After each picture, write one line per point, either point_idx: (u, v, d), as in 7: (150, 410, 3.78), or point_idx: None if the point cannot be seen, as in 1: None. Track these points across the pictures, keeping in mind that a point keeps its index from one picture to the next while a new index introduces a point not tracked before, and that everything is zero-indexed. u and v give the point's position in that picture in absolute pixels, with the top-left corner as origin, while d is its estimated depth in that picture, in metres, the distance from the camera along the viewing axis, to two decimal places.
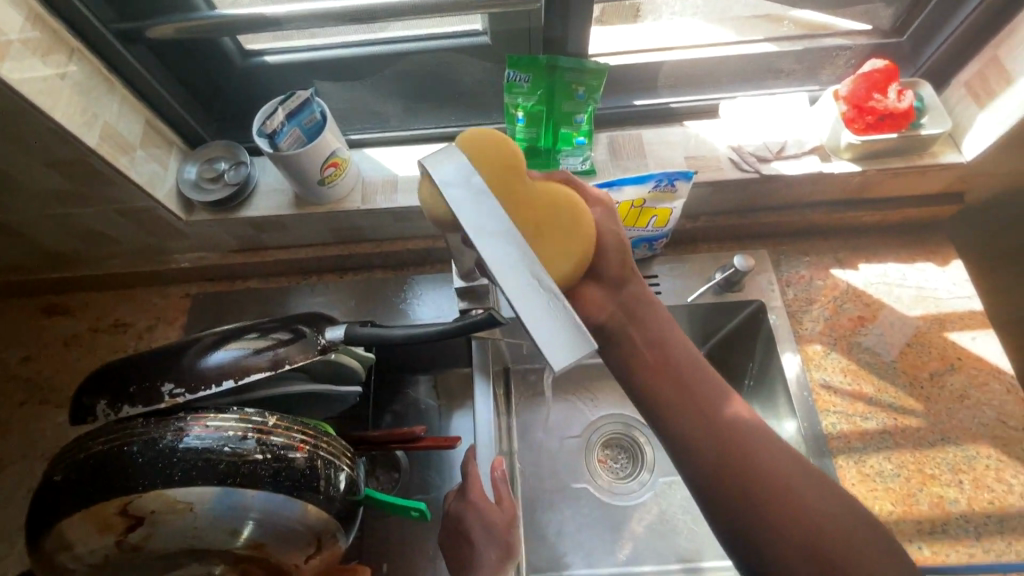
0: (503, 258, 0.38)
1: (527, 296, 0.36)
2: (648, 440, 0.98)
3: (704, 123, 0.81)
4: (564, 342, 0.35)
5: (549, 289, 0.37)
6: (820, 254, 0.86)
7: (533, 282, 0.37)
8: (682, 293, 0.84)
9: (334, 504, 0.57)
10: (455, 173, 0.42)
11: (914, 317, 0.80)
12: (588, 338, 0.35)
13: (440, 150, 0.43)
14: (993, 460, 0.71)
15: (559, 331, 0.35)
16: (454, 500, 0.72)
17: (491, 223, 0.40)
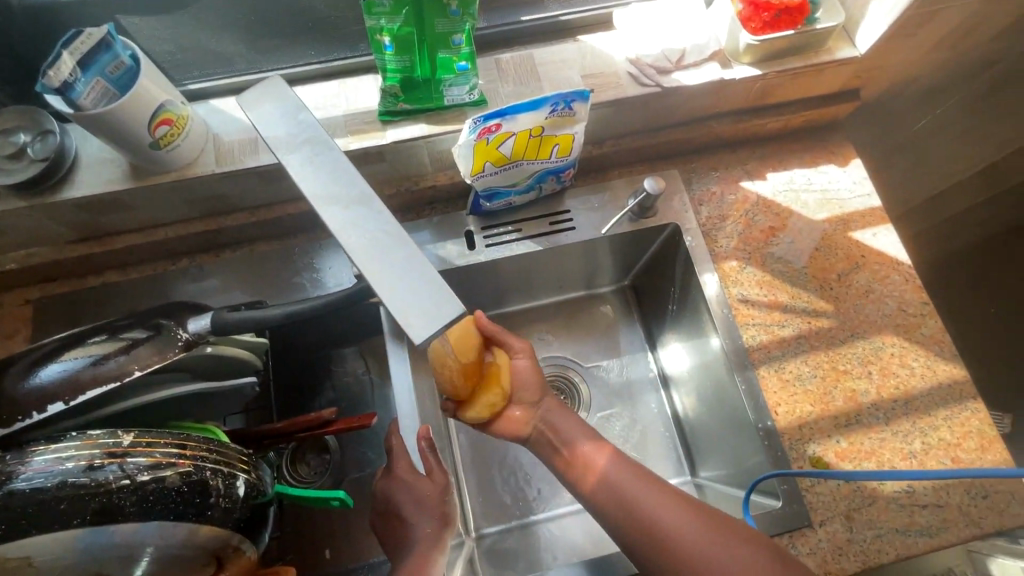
0: (348, 222, 0.33)
1: (375, 258, 0.33)
2: (583, 379, 0.94)
3: (599, 36, 0.74)
4: (422, 307, 0.31)
5: (402, 243, 0.33)
6: (729, 168, 0.83)
7: (380, 240, 0.33)
8: (596, 225, 0.80)
9: (232, 515, 0.51)
10: (280, 119, 0.37)
11: (820, 221, 0.80)
12: (451, 297, 0.31)
13: (258, 91, 0.38)
14: (896, 347, 0.74)
15: (416, 292, 0.32)
16: (380, 480, 0.66)
17: (327, 180, 0.35)
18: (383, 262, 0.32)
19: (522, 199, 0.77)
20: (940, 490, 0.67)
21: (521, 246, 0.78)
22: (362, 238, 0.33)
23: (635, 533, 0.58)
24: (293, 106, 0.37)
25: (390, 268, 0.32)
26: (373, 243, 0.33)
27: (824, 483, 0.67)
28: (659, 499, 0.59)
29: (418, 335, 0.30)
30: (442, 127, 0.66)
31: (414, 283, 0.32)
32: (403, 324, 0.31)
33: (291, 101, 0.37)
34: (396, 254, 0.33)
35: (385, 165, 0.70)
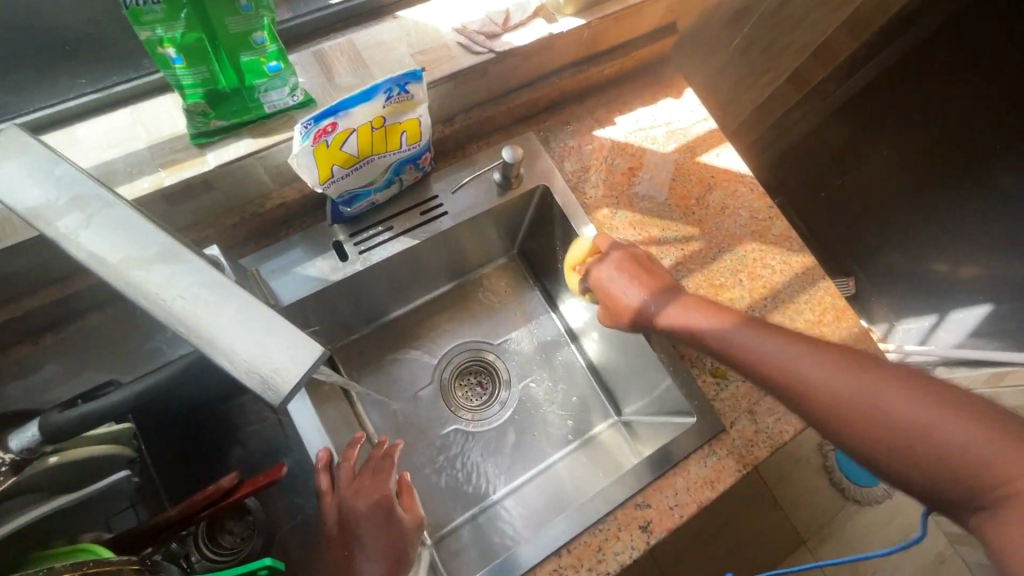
0: (175, 293, 0.33)
1: (201, 307, 0.33)
2: (498, 356, 0.98)
3: (419, 10, 0.70)
4: (279, 362, 0.32)
5: (230, 293, 0.34)
6: (581, 120, 0.85)
7: (205, 289, 0.34)
8: (470, 203, 0.78)
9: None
10: (38, 181, 0.35)
11: (671, 153, 0.85)
12: (298, 334, 0.34)
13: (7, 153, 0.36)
14: (757, 252, 0.82)
15: (254, 336, 0.33)
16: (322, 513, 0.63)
17: (123, 236, 0.34)
18: (232, 326, 0.33)
19: (384, 195, 0.73)
20: None
21: (398, 243, 0.74)
22: (194, 307, 0.33)
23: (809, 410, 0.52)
24: (36, 160, 0.36)
25: (241, 331, 0.33)
26: (213, 310, 0.33)
27: (726, 389, 0.75)
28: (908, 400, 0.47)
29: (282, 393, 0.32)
30: (268, 138, 0.59)
31: (268, 341, 0.33)
32: (263, 388, 0.32)
33: (38, 158, 0.36)
34: (218, 301, 0.34)
35: (217, 194, 0.62)
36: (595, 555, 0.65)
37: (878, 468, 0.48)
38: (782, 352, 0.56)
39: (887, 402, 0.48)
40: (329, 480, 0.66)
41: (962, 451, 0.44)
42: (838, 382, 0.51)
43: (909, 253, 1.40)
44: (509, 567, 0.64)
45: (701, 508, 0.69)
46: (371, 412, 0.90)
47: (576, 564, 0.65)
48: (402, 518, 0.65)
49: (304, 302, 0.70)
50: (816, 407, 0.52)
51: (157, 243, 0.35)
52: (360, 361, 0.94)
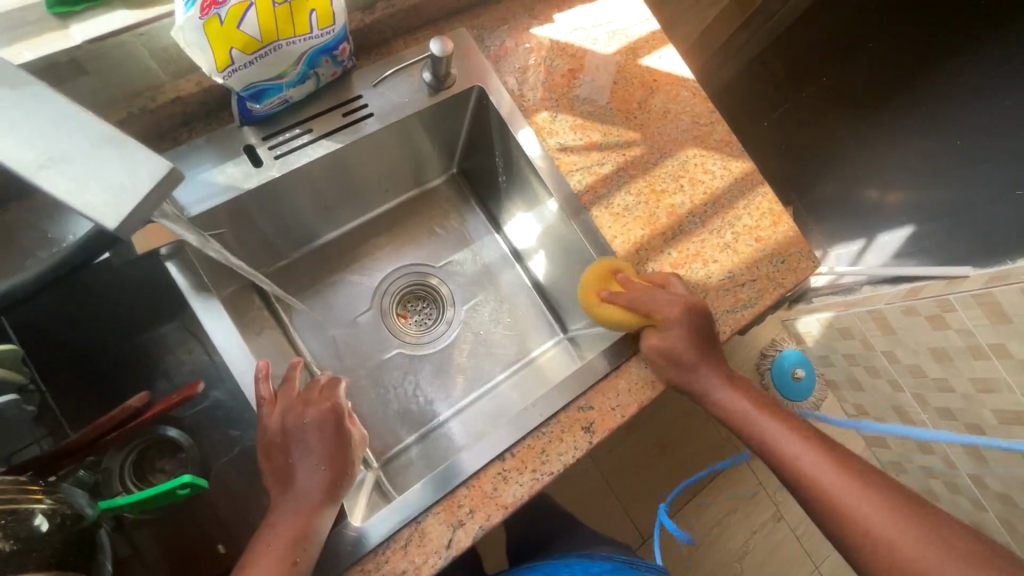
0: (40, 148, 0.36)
1: (68, 156, 0.36)
2: (442, 280, 0.95)
3: None
4: (130, 185, 0.36)
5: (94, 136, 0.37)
6: (517, 17, 0.79)
7: (69, 138, 0.36)
8: (399, 105, 0.71)
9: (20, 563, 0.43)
10: None
11: (613, 54, 0.81)
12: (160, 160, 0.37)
13: None
14: (698, 157, 0.81)
15: (121, 170, 0.36)
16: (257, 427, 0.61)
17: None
18: (100, 165, 0.36)
19: (300, 92, 0.66)
20: (753, 267, 0.78)
21: (318, 148, 0.68)
22: (63, 155, 0.36)
23: (826, 513, 0.61)
24: None
25: (87, 176, 0.36)
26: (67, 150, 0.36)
27: None
28: (877, 506, 0.58)
29: (118, 218, 0.35)
30: (146, 12, 0.51)
31: (126, 172, 0.36)
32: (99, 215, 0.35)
33: None
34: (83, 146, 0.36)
35: (91, 80, 0.53)
36: (539, 458, 0.66)
37: (829, 531, 0.61)
38: (812, 454, 0.64)
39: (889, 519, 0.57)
40: (270, 390, 0.62)
41: (888, 544, 0.56)
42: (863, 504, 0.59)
43: (841, 182, 1.48)
44: (454, 473, 0.64)
45: (642, 407, 0.70)
46: (307, 338, 0.87)
47: (520, 467, 0.65)
48: (348, 430, 0.62)
49: (216, 213, 0.64)
50: (826, 516, 0.61)
51: (18, 100, 0.36)
52: (292, 285, 0.89)
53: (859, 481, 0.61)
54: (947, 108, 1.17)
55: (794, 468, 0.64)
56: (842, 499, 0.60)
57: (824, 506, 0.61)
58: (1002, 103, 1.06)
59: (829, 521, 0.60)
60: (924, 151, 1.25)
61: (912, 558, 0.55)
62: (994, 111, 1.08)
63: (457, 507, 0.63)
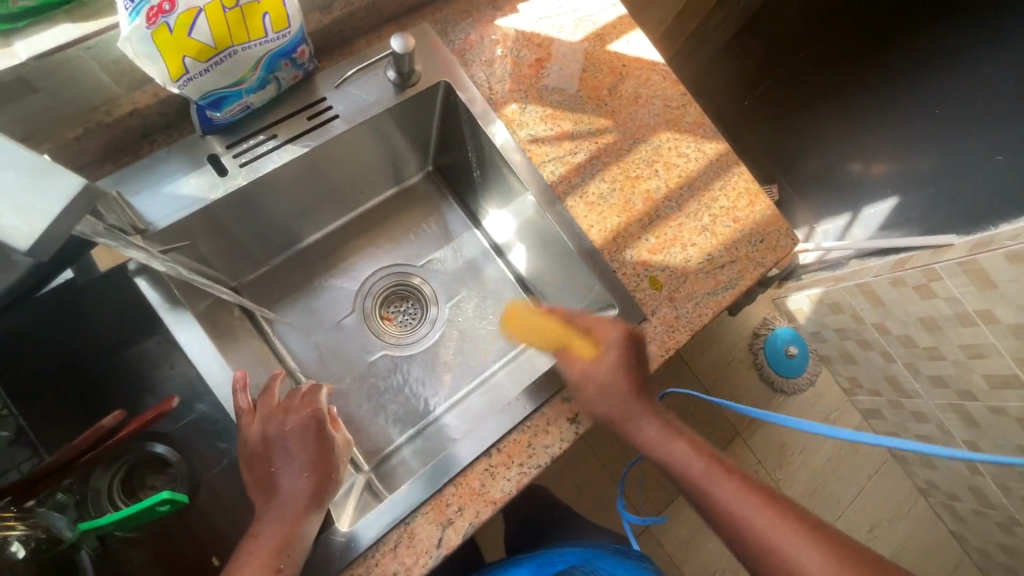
0: None
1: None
2: (424, 279, 0.94)
3: None
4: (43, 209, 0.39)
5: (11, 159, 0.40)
6: (480, 9, 0.78)
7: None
8: (365, 104, 0.70)
9: None
10: None
11: (579, 42, 0.80)
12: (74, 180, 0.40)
13: None
14: (671, 141, 0.80)
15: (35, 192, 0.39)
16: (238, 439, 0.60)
17: None
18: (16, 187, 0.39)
19: (261, 98, 0.65)
20: (731, 249, 0.78)
21: (284, 153, 0.67)
22: None
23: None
24: None
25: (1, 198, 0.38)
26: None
27: (646, 279, 0.74)
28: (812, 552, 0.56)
29: (32, 240, 0.38)
30: (92, 23, 0.50)
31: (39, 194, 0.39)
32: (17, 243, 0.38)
33: None
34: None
35: (43, 97, 0.52)
36: (525, 451, 0.66)
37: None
38: (753, 500, 0.60)
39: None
40: (248, 400, 0.62)
41: None
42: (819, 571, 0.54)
43: (827, 155, 1.46)
44: (441, 472, 0.64)
45: None
46: (291, 344, 0.86)
47: (506, 462, 0.65)
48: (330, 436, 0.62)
49: (184, 224, 0.63)
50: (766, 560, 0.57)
51: None
52: (272, 292, 0.88)
53: (799, 525, 0.58)
54: (930, 77, 1.16)
55: (740, 528, 0.59)
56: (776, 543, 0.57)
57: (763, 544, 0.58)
58: (983, 70, 1.05)
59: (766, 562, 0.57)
60: (905, 122, 1.25)
61: None
62: (976, 78, 1.07)
63: (445, 506, 0.63)
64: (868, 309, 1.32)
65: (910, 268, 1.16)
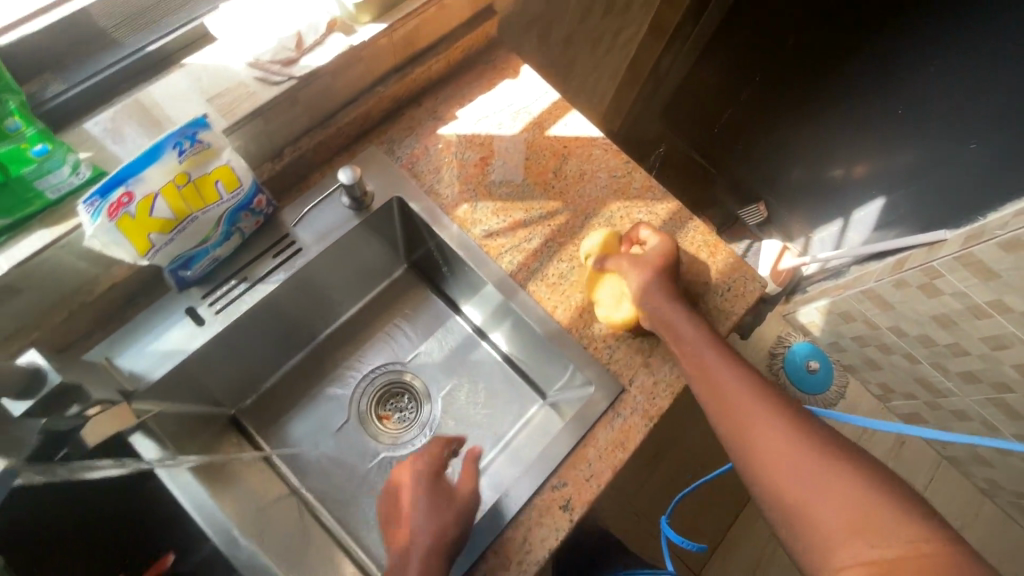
0: None
1: None
2: (415, 374, 0.97)
3: (207, 52, 0.64)
4: None
5: None
6: (422, 122, 0.83)
7: None
8: (328, 231, 0.75)
9: None
10: None
11: (519, 133, 0.85)
12: None
13: None
14: (622, 209, 0.83)
15: None
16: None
17: None
18: None
19: (227, 248, 0.70)
20: (699, 303, 0.80)
21: (256, 292, 0.71)
22: None
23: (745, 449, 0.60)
24: None
25: None
26: None
27: (618, 349, 0.76)
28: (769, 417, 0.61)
29: None
30: (64, 224, 0.55)
31: None
32: None
33: None
34: None
35: (30, 295, 0.58)
36: (522, 548, 0.66)
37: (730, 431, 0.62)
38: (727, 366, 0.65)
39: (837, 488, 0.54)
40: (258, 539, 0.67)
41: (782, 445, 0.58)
42: (794, 467, 0.57)
43: (808, 164, 1.52)
44: None
45: (617, 471, 0.70)
46: (295, 462, 0.89)
47: (505, 562, 0.65)
48: None
49: (172, 375, 0.68)
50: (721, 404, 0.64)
51: None
52: (270, 414, 0.92)
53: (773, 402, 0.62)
54: (895, 74, 1.19)
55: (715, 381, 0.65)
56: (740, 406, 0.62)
57: (719, 404, 0.64)
58: (951, 62, 1.08)
59: (724, 417, 0.63)
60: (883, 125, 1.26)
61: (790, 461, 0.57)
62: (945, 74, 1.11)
63: None
64: (878, 313, 1.31)
65: (909, 270, 1.17)
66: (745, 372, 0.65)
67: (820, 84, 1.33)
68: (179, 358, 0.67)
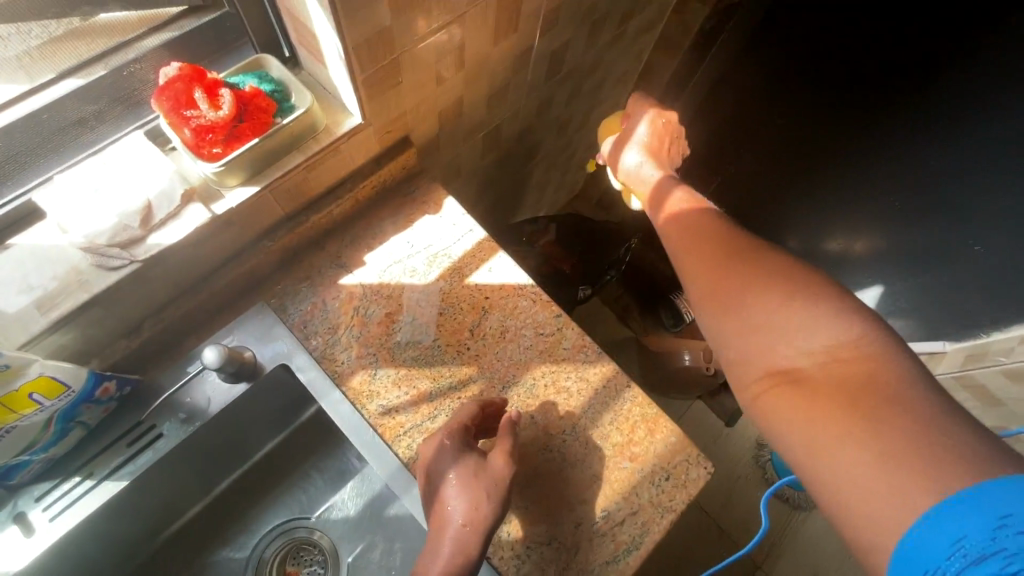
0: None
1: None
2: (323, 531, 0.86)
3: (36, 231, 0.57)
4: None
5: None
6: (322, 270, 0.73)
7: None
8: (198, 411, 0.66)
9: None
10: None
11: (434, 282, 0.75)
12: None
13: None
14: (547, 375, 0.72)
15: None
16: None
17: None
18: None
19: (67, 444, 0.61)
20: (630, 497, 0.68)
21: (101, 491, 0.61)
22: None
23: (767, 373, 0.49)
24: None
25: None
26: None
27: (529, 559, 0.64)
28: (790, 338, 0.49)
29: None
30: None
31: None
32: None
33: None
34: None
35: None
36: None
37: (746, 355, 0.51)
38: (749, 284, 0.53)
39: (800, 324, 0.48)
40: None
41: (811, 368, 0.46)
42: (815, 366, 0.46)
43: (808, 235, 1.26)
44: None
45: None
46: None
47: None
48: None
49: None
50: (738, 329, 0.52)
51: None
52: None
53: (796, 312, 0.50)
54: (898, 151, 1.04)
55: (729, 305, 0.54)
56: (761, 324, 0.50)
57: (732, 322, 0.53)
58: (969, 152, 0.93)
59: (737, 336, 0.52)
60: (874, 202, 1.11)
61: (815, 386, 0.45)
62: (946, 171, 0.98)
63: None
64: None
65: None
66: (739, 255, 0.56)
67: (835, 144, 1.10)
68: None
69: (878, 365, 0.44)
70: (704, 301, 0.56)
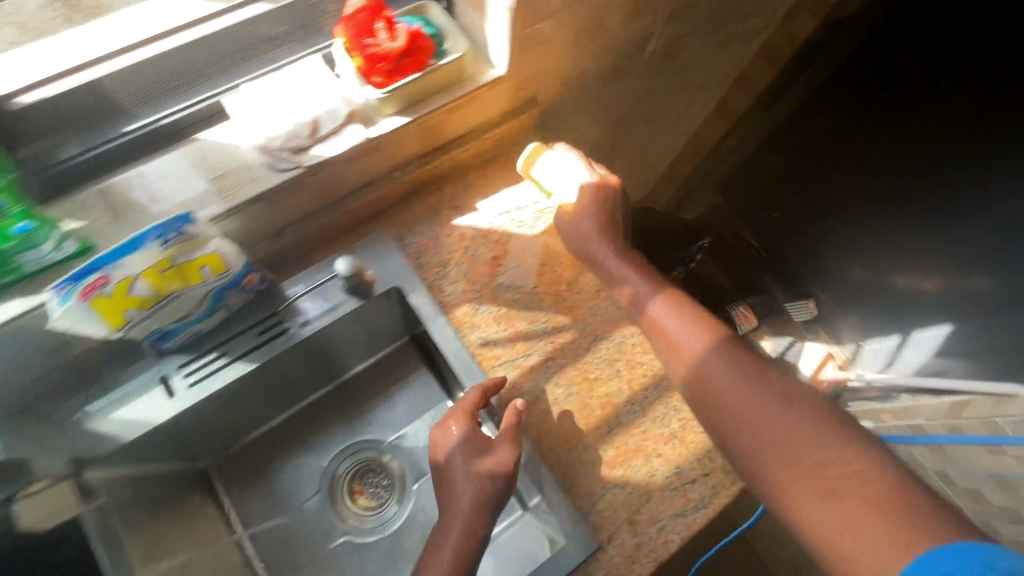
0: None
1: None
2: (393, 455, 0.92)
3: (218, 129, 0.64)
4: None
5: None
6: (439, 209, 0.80)
7: None
8: (320, 315, 0.72)
9: None
10: None
11: (539, 235, 0.80)
12: None
13: None
14: (636, 336, 0.76)
15: None
16: None
17: None
18: None
19: (212, 322, 0.68)
20: (704, 459, 0.71)
21: (233, 369, 0.69)
22: None
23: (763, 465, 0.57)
24: None
25: None
26: None
27: (603, 499, 0.68)
28: (777, 427, 0.57)
29: None
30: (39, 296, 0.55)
31: None
32: None
33: None
34: None
35: None
36: None
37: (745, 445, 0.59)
38: (739, 385, 0.60)
39: (769, 418, 0.57)
40: None
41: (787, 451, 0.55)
42: (801, 458, 0.54)
43: (869, 264, 1.30)
44: None
45: None
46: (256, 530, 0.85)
47: None
48: None
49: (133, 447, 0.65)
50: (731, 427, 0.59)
51: None
52: (241, 475, 0.89)
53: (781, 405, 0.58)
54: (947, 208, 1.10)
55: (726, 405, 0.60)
56: (750, 422, 0.58)
57: (729, 416, 0.60)
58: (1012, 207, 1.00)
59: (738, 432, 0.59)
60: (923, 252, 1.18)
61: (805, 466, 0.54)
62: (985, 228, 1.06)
63: None
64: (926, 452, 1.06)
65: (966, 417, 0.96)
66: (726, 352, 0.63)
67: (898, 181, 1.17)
68: (141, 430, 0.65)
69: (825, 421, 0.55)
70: (698, 402, 0.63)
